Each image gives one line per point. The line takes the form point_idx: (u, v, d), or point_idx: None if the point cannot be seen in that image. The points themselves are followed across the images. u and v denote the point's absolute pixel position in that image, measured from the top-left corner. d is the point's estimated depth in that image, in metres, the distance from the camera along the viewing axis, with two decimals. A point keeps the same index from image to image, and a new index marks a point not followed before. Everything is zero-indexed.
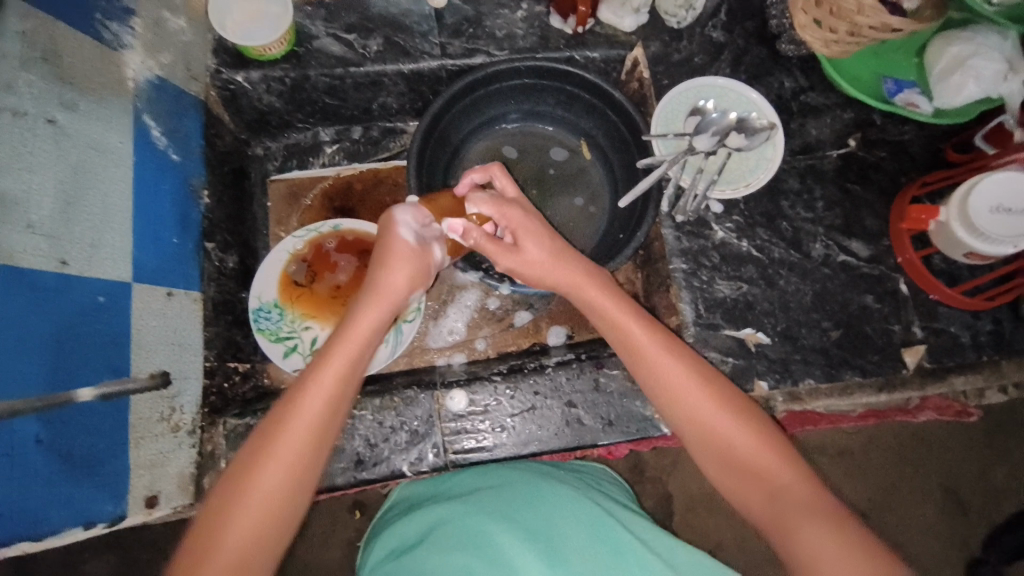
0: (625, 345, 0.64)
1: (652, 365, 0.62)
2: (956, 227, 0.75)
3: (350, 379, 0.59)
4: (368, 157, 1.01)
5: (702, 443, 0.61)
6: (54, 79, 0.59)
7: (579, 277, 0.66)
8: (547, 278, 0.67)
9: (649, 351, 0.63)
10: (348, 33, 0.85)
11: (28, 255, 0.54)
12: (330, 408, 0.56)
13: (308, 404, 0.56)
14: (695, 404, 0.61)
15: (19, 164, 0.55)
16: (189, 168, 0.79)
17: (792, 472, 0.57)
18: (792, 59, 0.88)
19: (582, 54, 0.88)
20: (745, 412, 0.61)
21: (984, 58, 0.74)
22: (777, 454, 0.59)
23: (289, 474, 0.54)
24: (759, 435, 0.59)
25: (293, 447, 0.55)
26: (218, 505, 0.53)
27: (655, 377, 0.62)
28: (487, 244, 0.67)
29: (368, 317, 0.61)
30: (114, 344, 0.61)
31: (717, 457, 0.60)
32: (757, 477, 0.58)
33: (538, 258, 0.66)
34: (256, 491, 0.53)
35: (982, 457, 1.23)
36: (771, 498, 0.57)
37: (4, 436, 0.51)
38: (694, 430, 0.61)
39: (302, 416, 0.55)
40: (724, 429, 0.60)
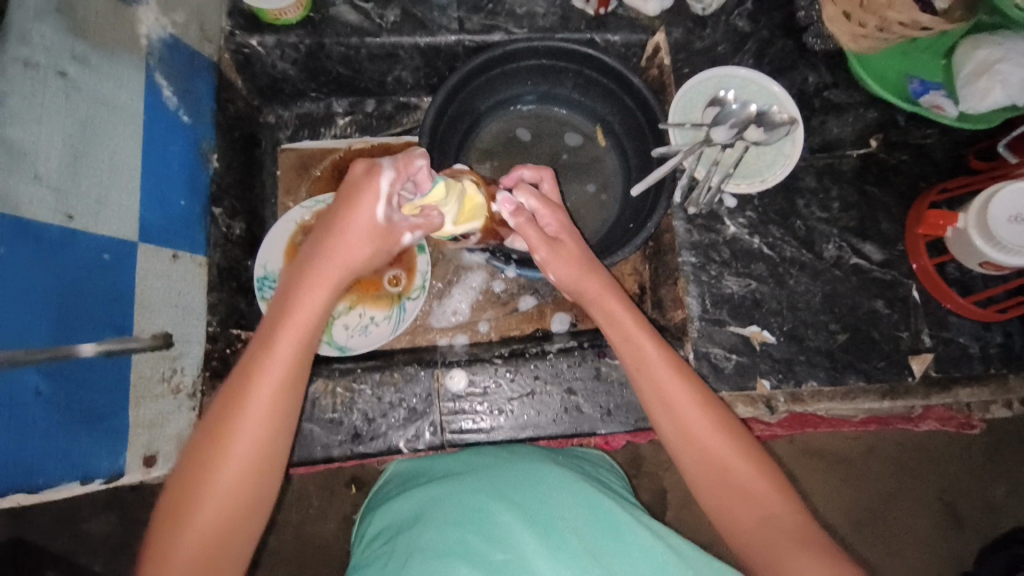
0: (634, 360, 0.61)
1: (655, 382, 0.60)
2: (973, 236, 0.73)
3: (301, 359, 0.55)
4: (380, 132, 1.00)
5: (694, 465, 0.58)
6: (67, 31, 0.59)
7: (600, 285, 0.64)
8: (574, 281, 0.65)
9: (654, 366, 0.60)
10: (365, 2, 0.83)
11: (35, 207, 0.54)
12: (282, 392, 0.53)
13: (259, 393, 0.52)
14: (693, 423, 0.58)
15: (28, 115, 0.54)
16: (199, 131, 0.78)
17: (785, 505, 0.55)
18: (817, 53, 0.85)
19: (603, 37, 0.87)
20: (742, 437, 0.59)
21: (1012, 64, 0.72)
22: (771, 484, 0.56)
23: (249, 467, 0.52)
24: (755, 459, 0.57)
25: (248, 439, 0.52)
26: (176, 505, 0.51)
27: (655, 393, 0.60)
28: (531, 234, 0.64)
29: (315, 294, 0.56)
30: (117, 302, 0.61)
31: (708, 478, 0.57)
32: (747, 505, 0.55)
33: (573, 260, 0.65)
34: (215, 489, 0.51)
35: (981, 470, 1.22)
36: (759, 527, 0.54)
37: (6, 386, 0.51)
38: (687, 449, 0.58)
39: (252, 407, 0.52)
40: (720, 450, 0.57)
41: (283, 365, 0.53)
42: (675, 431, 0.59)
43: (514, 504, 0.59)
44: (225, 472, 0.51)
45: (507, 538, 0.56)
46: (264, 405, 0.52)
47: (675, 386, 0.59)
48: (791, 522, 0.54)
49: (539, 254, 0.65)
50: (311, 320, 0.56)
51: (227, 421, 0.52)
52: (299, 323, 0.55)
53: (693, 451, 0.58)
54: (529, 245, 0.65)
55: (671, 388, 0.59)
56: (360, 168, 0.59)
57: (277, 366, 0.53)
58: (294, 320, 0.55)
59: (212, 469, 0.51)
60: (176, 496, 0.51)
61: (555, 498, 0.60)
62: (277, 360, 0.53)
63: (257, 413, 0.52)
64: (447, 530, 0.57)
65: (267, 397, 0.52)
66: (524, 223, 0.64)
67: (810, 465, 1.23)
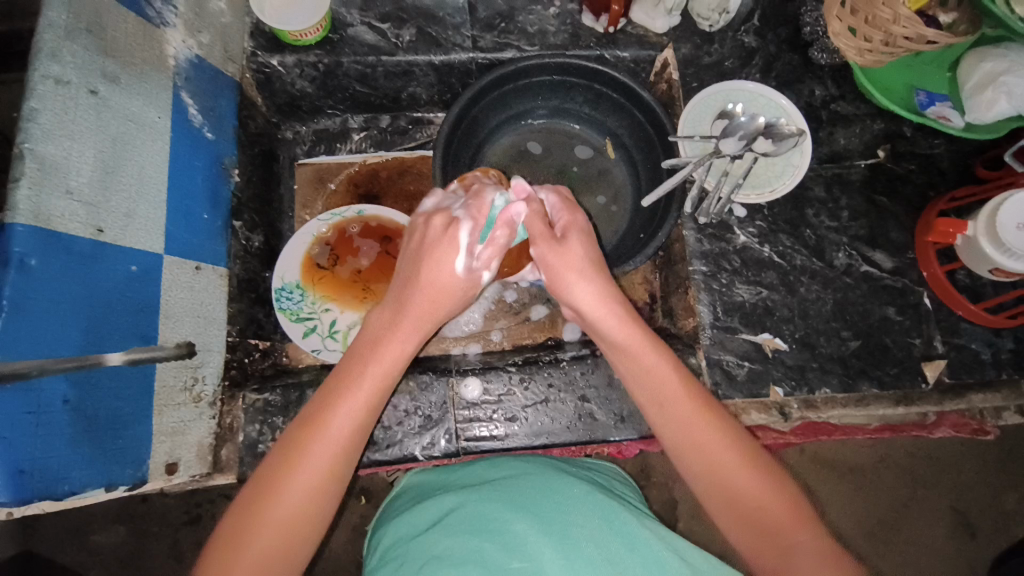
0: (653, 393, 0.60)
1: (673, 415, 0.59)
2: (983, 243, 0.74)
3: (378, 401, 0.57)
4: (395, 146, 1.02)
5: (715, 496, 0.57)
6: (97, 51, 0.61)
7: (611, 306, 0.61)
8: (574, 292, 0.62)
9: (669, 398, 0.59)
10: (382, 22, 0.86)
11: (65, 220, 0.55)
12: (357, 431, 0.55)
13: (327, 439, 0.54)
14: (713, 454, 0.57)
15: (61, 132, 0.56)
16: (221, 147, 0.80)
17: (809, 532, 0.54)
18: (823, 67, 0.88)
19: (612, 53, 0.89)
20: (765, 465, 0.57)
21: (1018, 75, 0.73)
22: (794, 513, 0.55)
23: (313, 493, 0.53)
24: (777, 485, 0.56)
25: (320, 465, 0.53)
26: (236, 524, 0.52)
27: (671, 431, 0.59)
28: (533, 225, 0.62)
29: (397, 341, 0.58)
30: (142, 311, 0.63)
31: (729, 507, 0.56)
32: (773, 533, 0.54)
33: (575, 263, 0.61)
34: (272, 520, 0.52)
35: (997, 483, 1.21)
36: (786, 555, 0.53)
37: (33, 393, 0.52)
38: (707, 480, 0.57)
39: (326, 440, 0.54)
40: (738, 478, 0.56)
41: (355, 418, 0.55)
42: (691, 464, 0.58)
43: (530, 513, 0.59)
44: (291, 500, 0.52)
45: (524, 546, 0.56)
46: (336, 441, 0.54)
47: (689, 419, 0.58)
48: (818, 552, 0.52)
49: (536, 248, 0.62)
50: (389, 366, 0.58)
51: (300, 450, 0.53)
52: (380, 366, 0.57)
53: (713, 481, 0.57)
54: (532, 235, 0.62)
55: (685, 422, 0.58)
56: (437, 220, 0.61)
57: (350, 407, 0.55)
58: (375, 366, 0.57)
59: (280, 493, 0.52)
60: (238, 515, 0.52)
61: (573, 510, 0.60)
62: (357, 401, 0.55)
63: (331, 447, 0.54)
64: (463, 538, 0.58)
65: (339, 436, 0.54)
66: (530, 213, 0.62)
67: (822, 477, 1.22)
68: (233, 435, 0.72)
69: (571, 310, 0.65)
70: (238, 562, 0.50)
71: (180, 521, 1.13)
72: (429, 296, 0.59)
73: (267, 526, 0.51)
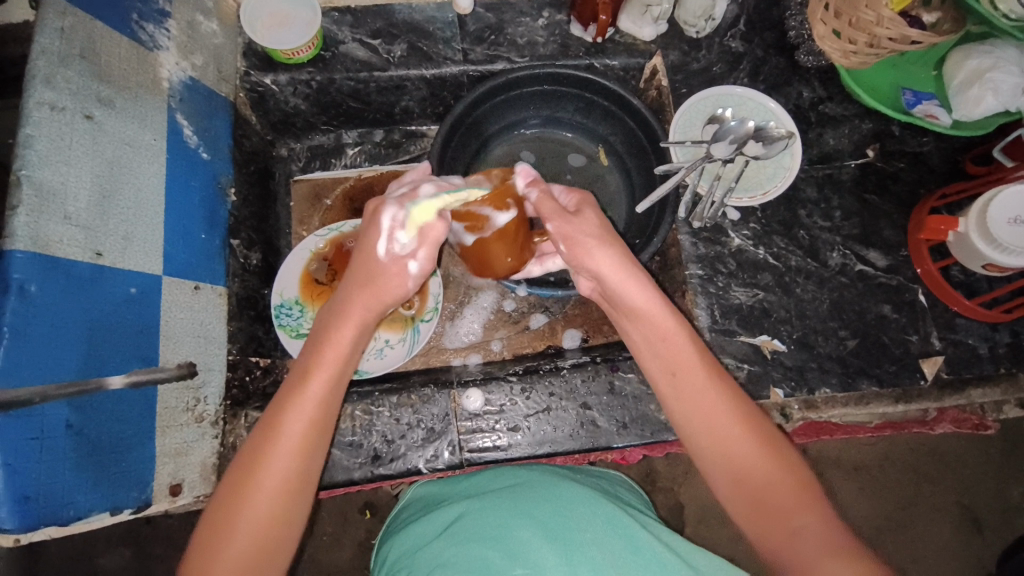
0: (666, 363, 0.60)
1: (683, 388, 0.59)
2: (975, 238, 0.75)
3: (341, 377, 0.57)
4: (389, 160, 1.03)
5: (721, 475, 0.57)
6: (91, 77, 0.62)
7: (626, 275, 0.61)
8: (591, 262, 0.62)
9: (681, 368, 0.59)
10: (373, 39, 0.87)
11: (63, 245, 0.56)
12: (314, 424, 0.54)
13: (293, 425, 0.53)
14: (719, 430, 0.57)
15: (57, 158, 0.57)
16: (218, 167, 0.81)
17: (816, 514, 0.53)
18: (810, 70, 0.89)
19: (602, 62, 0.90)
20: (776, 447, 0.57)
21: (1003, 72, 0.74)
22: (802, 496, 0.54)
23: (290, 479, 0.53)
24: (784, 466, 0.56)
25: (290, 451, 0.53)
26: (204, 540, 0.51)
27: (680, 402, 0.59)
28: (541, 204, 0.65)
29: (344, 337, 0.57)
30: (143, 334, 0.63)
31: (733, 484, 0.56)
32: (778, 513, 0.54)
33: (590, 230, 0.62)
34: (251, 511, 0.51)
35: (999, 474, 1.21)
36: (793, 533, 0.53)
37: (36, 419, 0.52)
38: (713, 455, 0.57)
39: (284, 441, 0.53)
40: (746, 459, 0.56)
41: (318, 398, 0.55)
42: (699, 439, 0.58)
43: (535, 521, 0.59)
44: (267, 485, 0.52)
45: (526, 554, 0.56)
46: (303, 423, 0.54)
47: (697, 390, 0.59)
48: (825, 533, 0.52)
49: (552, 223, 0.64)
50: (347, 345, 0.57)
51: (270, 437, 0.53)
52: (333, 359, 0.56)
53: (720, 459, 0.57)
54: (542, 213, 0.65)
55: (693, 394, 0.58)
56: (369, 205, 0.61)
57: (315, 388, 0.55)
58: (324, 363, 0.56)
59: (246, 500, 0.51)
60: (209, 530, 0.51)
61: (577, 516, 0.60)
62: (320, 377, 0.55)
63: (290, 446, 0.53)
64: (467, 546, 0.58)
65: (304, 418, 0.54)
66: (539, 195, 0.66)
67: (827, 475, 1.22)
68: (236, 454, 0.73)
69: (588, 277, 0.65)
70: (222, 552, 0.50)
71: (184, 541, 1.12)
72: (373, 287, 0.59)
73: (237, 539, 0.51)
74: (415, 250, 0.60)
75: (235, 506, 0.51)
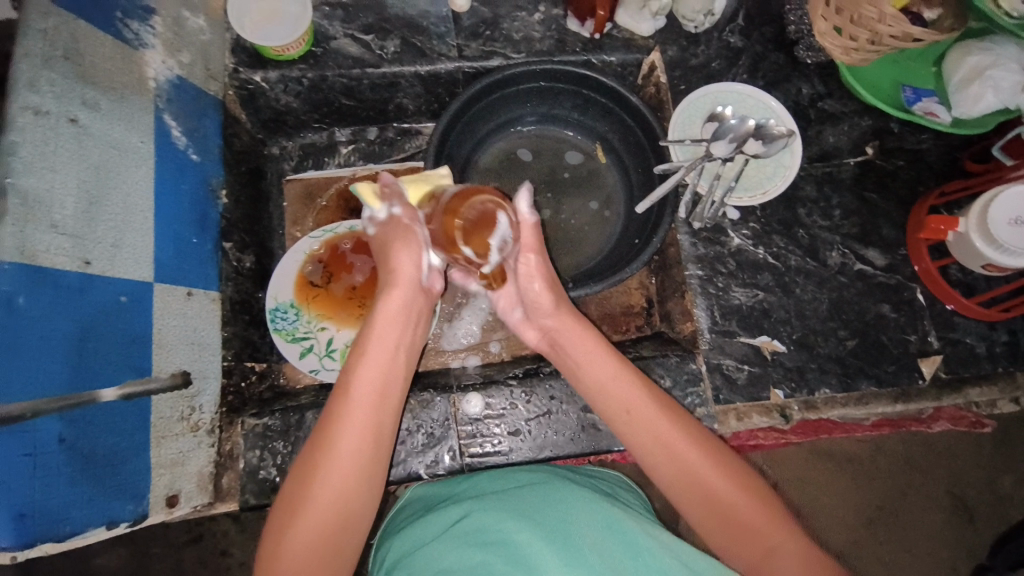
0: (618, 403, 0.62)
1: (641, 427, 0.60)
2: (975, 238, 0.75)
3: (393, 369, 0.59)
4: (384, 158, 1.00)
5: (691, 506, 0.58)
6: (75, 79, 0.60)
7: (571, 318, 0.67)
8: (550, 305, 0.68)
9: (633, 406, 0.61)
10: (365, 34, 0.85)
11: (51, 254, 0.54)
12: (383, 377, 0.58)
13: (350, 415, 0.55)
14: (687, 458, 0.58)
15: (42, 164, 0.55)
16: (208, 168, 0.79)
17: (786, 532, 0.55)
18: (810, 65, 0.88)
19: (599, 58, 0.88)
20: (738, 468, 0.59)
21: (1002, 70, 0.74)
22: (770, 515, 0.56)
23: (353, 468, 0.54)
24: (750, 488, 0.57)
25: (351, 439, 0.54)
26: (275, 536, 0.52)
27: (641, 436, 0.60)
28: (529, 233, 0.67)
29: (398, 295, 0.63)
30: (135, 343, 0.62)
31: (705, 512, 0.57)
32: (747, 539, 0.56)
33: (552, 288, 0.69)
34: (315, 503, 0.52)
35: (989, 465, 1.23)
36: (767, 556, 0.54)
37: (27, 436, 0.51)
38: (681, 485, 0.58)
39: (358, 402, 0.56)
40: (716, 487, 0.57)
41: (372, 388, 0.57)
42: (662, 470, 0.59)
43: (537, 524, 0.59)
44: (330, 475, 0.53)
45: (529, 559, 0.56)
46: (359, 413, 0.55)
47: (654, 421, 0.60)
48: (796, 554, 0.54)
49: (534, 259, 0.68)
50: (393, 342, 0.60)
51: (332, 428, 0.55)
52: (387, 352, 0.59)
53: (691, 491, 0.58)
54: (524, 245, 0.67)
55: (653, 426, 0.60)
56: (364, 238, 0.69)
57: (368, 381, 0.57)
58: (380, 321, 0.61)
59: (313, 491, 0.53)
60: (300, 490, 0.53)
61: (579, 519, 0.60)
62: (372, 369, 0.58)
63: (364, 397, 0.56)
64: (468, 551, 0.58)
65: (359, 408, 0.56)
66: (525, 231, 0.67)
67: (820, 467, 1.23)
68: (234, 463, 0.71)
69: (545, 320, 0.69)
70: (292, 545, 0.51)
71: (180, 541, 1.11)
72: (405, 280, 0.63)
73: (306, 529, 0.52)
74: (392, 207, 0.64)
75: (302, 499, 0.52)
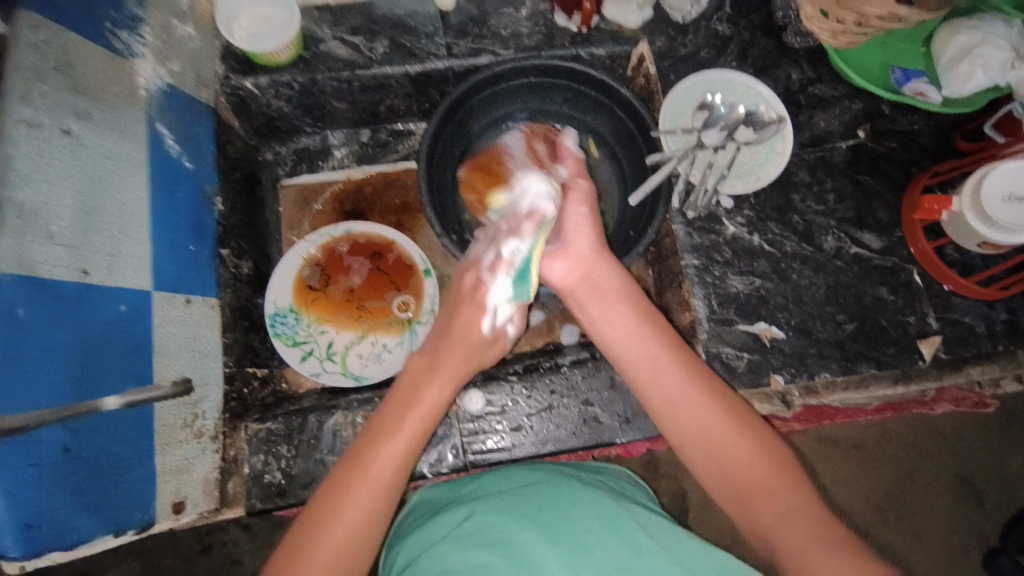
0: (641, 351, 0.63)
1: (658, 383, 0.61)
2: (969, 216, 0.74)
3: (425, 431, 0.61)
4: (377, 160, 1.01)
5: (705, 462, 0.59)
6: (68, 90, 0.60)
7: (594, 251, 0.70)
8: (582, 238, 0.70)
9: (655, 357, 0.62)
10: (353, 36, 0.85)
11: (49, 265, 0.54)
12: (398, 477, 0.58)
13: (382, 459, 0.58)
14: (701, 419, 0.59)
15: (37, 176, 0.55)
16: (202, 175, 0.79)
17: (801, 497, 0.55)
18: (798, 51, 0.88)
19: (588, 51, 0.88)
20: (756, 430, 0.58)
21: (991, 47, 0.74)
22: (786, 480, 0.56)
23: (372, 509, 0.57)
24: (767, 451, 0.58)
25: (377, 482, 0.57)
26: (289, 554, 0.55)
27: (656, 394, 0.61)
28: (574, 165, 0.76)
29: (434, 393, 0.63)
30: (135, 352, 0.62)
31: (718, 471, 0.58)
32: (760, 502, 0.56)
33: (581, 220, 0.71)
34: (333, 534, 0.55)
35: (996, 446, 1.23)
36: (777, 519, 0.55)
37: (32, 446, 0.51)
38: (695, 445, 0.59)
39: (391, 452, 0.59)
40: (730, 445, 0.58)
41: (406, 443, 0.60)
42: (677, 429, 0.60)
43: (541, 527, 0.59)
44: (349, 513, 0.56)
45: (531, 560, 0.57)
46: (391, 462, 0.58)
47: (672, 378, 0.61)
48: (809, 518, 0.54)
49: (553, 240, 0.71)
50: (428, 411, 0.62)
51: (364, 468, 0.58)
52: (423, 409, 0.62)
53: (706, 450, 0.59)
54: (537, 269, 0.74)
55: (670, 383, 0.60)
56: (467, 279, 0.70)
57: (401, 439, 0.60)
58: (413, 415, 0.62)
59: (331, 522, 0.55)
60: (283, 562, 0.54)
61: (582, 514, 0.61)
62: (409, 428, 0.60)
63: (391, 461, 0.59)
64: (472, 551, 0.59)
65: (391, 459, 0.59)
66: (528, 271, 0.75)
67: (826, 453, 1.23)
68: (239, 468, 0.72)
69: (573, 255, 0.69)
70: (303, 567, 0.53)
71: (191, 551, 1.12)
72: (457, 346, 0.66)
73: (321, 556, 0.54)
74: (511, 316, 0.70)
75: (319, 527, 0.55)
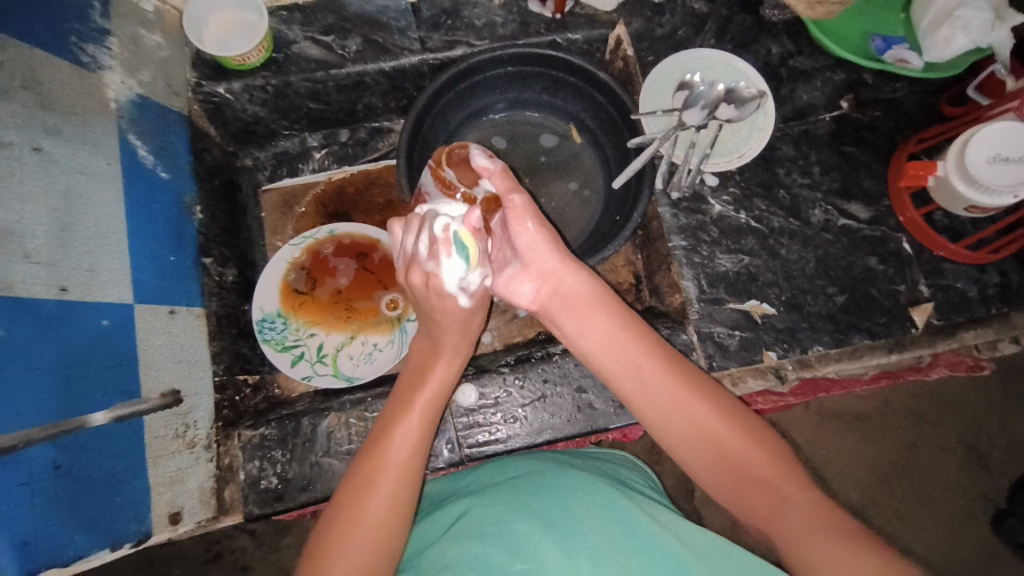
0: (624, 358, 0.62)
1: (643, 384, 0.60)
2: (955, 181, 0.74)
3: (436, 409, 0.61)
4: (358, 160, 1.00)
5: (698, 459, 0.58)
6: (35, 106, 0.59)
7: (557, 262, 0.65)
8: (541, 256, 0.65)
9: (638, 359, 0.61)
10: (325, 35, 0.84)
11: (28, 284, 0.54)
12: (416, 456, 0.58)
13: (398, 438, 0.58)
14: (688, 418, 0.58)
15: (10, 195, 0.55)
16: (180, 185, 0.78)
17: (793, 483, 0.55)
18: (776, 24, 0.87)
19: (564, 37, 0.87)
20: (742, 420, 0.58)
21: (971, 8, 0.74)
22: (777, 466, 0.56)
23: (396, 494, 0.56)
24: (756, 440, 0.57)
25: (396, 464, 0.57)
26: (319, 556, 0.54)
27: (644, 400, 0.60)
28: (501, 180, 0.64)
29: (442, 370, 0.63)
30: (122, 365, 0.62)
31: (711, 467, 0.57)
32: (755, 492, 0.55)
33: (534, 240, 0.64)
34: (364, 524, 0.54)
35: (998, 409, 1.22)
36: (774, 510, 0.54)
37: (20, 467, 0.51)
38: (685, 440, 0.58)
39: (404, 433, 0.58)
40: (719, 437, 0.57)
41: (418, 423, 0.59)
42: (667, 430, 0.59)
43: (534, 514, 0.59)
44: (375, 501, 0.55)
45: (526, 547, 0.56)
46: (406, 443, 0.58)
47: (655, 381, 0.60)
48: (805, 504, 0.53)
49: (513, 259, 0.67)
50: (438, 388, 0.62)
51: (383, 448, 0.57)
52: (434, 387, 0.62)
53: (698, 446, 0.58)
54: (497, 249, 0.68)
55: (654, 386, 0.60)
56: (415, 277, 0.62)
57: (415, 419, 0.59)
58: (423, 394, 0.61)
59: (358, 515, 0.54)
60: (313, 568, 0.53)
61: (577, 502, 0.60)
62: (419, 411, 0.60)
63: (407, 442, 0.58)
64: (467, 545, 0.58)
65: (406, 441, 0.58)
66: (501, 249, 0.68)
67: (827, 427, 1.23)
68: (235, 475, 0.71)
69: (533, 272, 0.66)
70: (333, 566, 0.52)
71: (200, 559, 1.12)
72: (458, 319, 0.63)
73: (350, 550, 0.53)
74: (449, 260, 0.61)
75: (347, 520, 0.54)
